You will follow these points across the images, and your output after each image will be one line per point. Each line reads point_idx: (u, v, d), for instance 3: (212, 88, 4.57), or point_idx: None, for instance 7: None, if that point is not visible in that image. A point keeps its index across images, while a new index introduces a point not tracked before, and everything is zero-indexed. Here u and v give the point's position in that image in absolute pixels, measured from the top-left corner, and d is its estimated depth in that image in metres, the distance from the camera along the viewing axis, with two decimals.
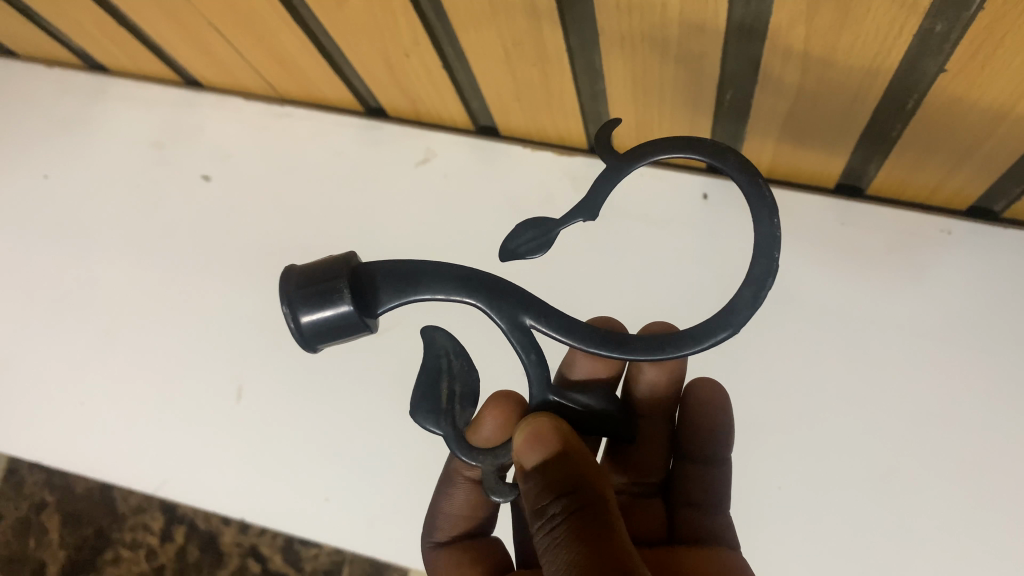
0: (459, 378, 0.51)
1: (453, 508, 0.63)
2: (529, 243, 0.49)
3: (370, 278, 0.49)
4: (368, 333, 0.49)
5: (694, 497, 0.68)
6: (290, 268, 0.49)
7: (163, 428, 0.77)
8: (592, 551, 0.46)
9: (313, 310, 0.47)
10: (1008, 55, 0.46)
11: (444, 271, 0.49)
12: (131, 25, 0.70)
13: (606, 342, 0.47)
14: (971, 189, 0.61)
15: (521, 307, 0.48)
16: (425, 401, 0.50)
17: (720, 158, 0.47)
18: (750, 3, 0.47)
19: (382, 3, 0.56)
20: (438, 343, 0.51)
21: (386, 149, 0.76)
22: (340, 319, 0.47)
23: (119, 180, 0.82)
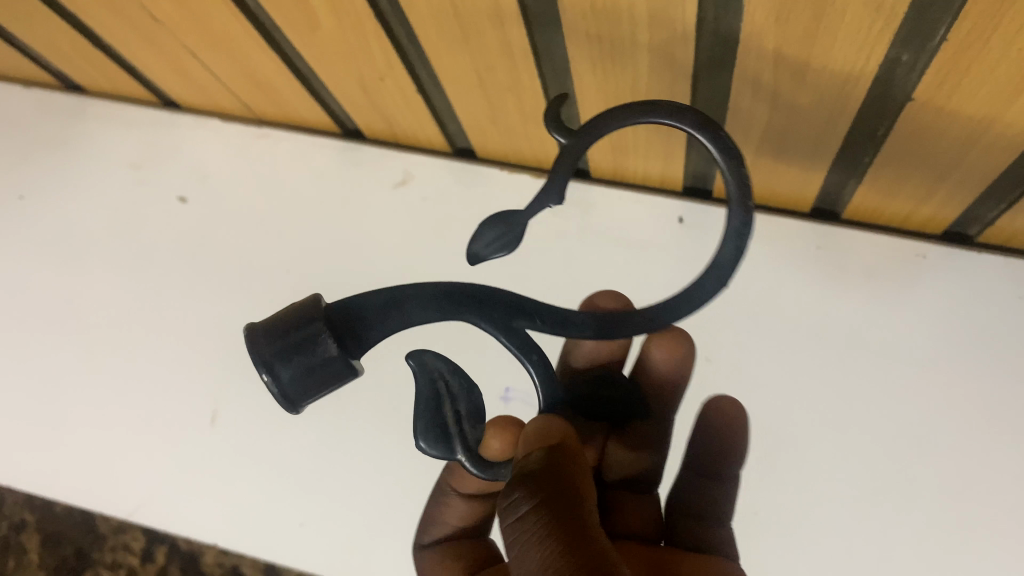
0: (461, 398, 0.46)
1: (451, 518, 0.62)
2: (493, 243, 0.45)
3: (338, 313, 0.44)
4: (355, 375, 0.44)
5: (699, 509, 0.63)
6: (252, 325, 0.44)
7: (139, 450, 0.76)
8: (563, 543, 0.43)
9: (292, 362, 0.42)
10: (974, 84, 0.46)
11: (418, 293, 0.45)
12: (108, 49, 0.70)
13: (603, 329, 0.45)
14: (945, 215, 0.61)
15: (512, 313, 0.45)
16: (427, 428, 0.46)
17: (681, 114, 0.41)
18: (719, 31, 0.48)
19: (355, 30, 0.57)
20: (431, 365, 0.46)
21: (364, 171, 0.76)
22: (325, 365, 0.42)
23: (97, 202, 0.81)
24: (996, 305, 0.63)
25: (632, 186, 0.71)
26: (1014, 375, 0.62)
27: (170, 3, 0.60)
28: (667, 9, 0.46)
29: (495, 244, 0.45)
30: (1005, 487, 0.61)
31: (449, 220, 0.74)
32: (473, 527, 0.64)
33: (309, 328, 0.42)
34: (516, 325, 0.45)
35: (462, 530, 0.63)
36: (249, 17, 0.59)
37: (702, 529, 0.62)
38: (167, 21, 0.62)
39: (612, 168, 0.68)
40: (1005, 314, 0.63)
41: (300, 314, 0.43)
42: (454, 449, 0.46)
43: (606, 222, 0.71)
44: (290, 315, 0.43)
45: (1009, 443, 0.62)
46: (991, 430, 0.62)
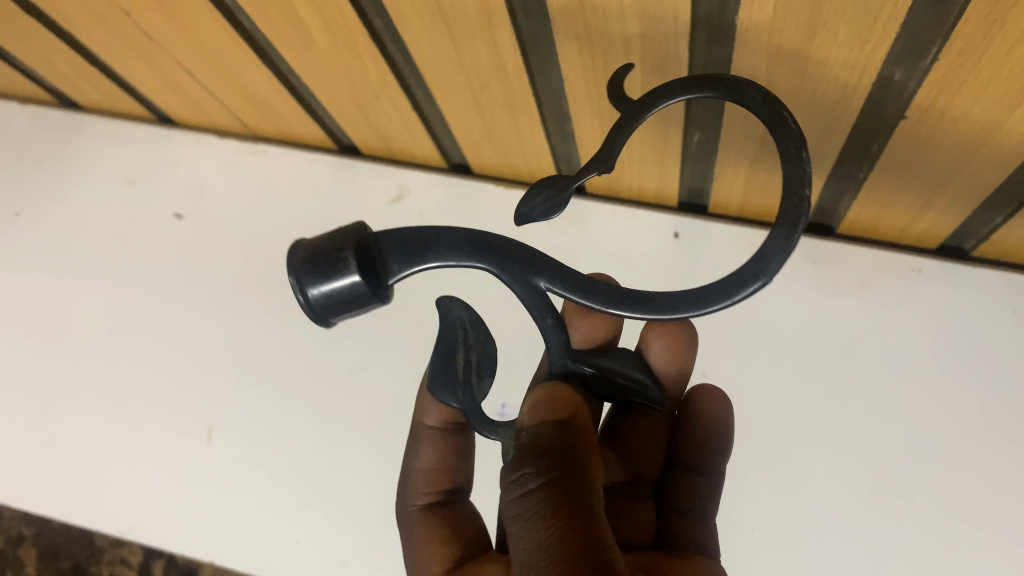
0: (476, 348, 0.50)
1: (427, 463, 0.61)
2: (542, 204, 0.44)
3: (380, 245, 0.45)
4: (383, 303, 0.45)
5: (683, 504, 0.62)
6: (296, 240, 0.46)
7: (132, 468, 0.76)
8: (566, 518, 0.44)
9: (325, 282, 0.43)
10: (965, 102, 0.46)
11: (450, 235, 0.46)
12: (103, 65, 0.70)
13: (627, 301, 0.44)
14: (940, 229, 0.61)
15: (535, 269, 0.45)
16: (442, 373, 0.49)
17: (737, 90, 0.41)
18: (712, 51, 0.48)
19: (349, 47, 0.57)
20: (454, 314, 0.49)
21: (360, 186, 0.76)
22: (352, 289, 0.44)
23: (93, 218, 0.81)
24: (990, 321, 0.63)
25: (626, 203, 0.71)
26: (1009, 392, 0.62)
27: (165, 22, 0.60)
28: (660, 29, 0.47)
29: (535, 202, 0.44)
30: (1000, 504, 0.61)
31: None
32: (454, 485, 0.62)
33: (340, 252, 0.44)
34: (537, 280, 0.45)
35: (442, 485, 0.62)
36: (245, 37, 0.59)
37: (687, 524, 0.61)
38: (163, 40, 0.63)
39: (607, 182, 0.68)
40: (999, 330, 0.63)
41: (341, 239, 0.44)
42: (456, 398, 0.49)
43: (603, 239, 0.71)
44: (324, 239, 0.44)
45: (1004, 460, 0.61)
46: (985, 446, 0.62)
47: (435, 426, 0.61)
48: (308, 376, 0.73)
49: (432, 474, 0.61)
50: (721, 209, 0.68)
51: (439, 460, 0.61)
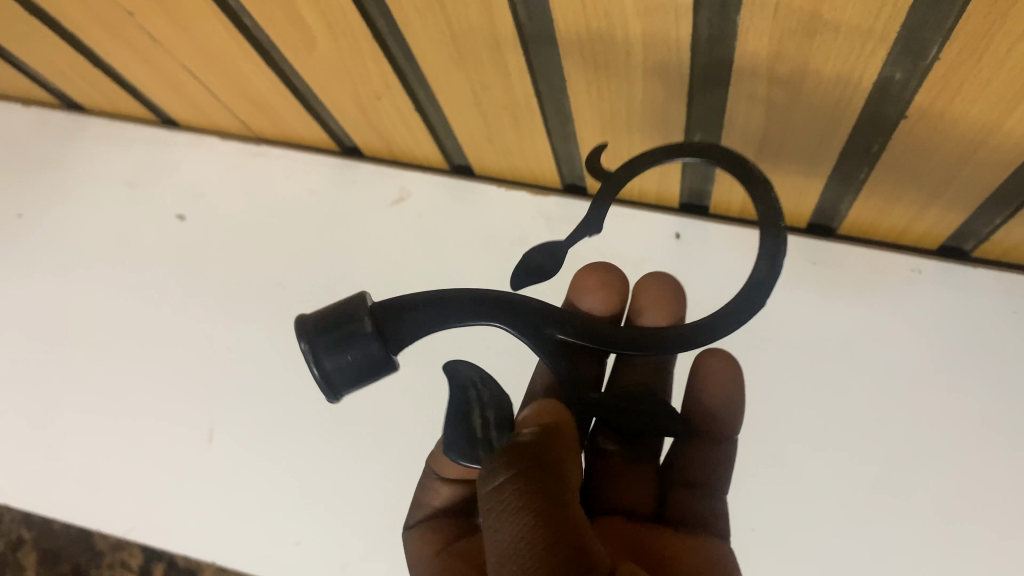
0: (491, 405, 0.47)
1: (435, 501, 0.62)
2: (535, 258, 0.49)
3: (393, 314, 0.46)
4: (394, 369, 0.46)
5: (693, 477, 0.60)
6: (299, 316, 0.45)
7: (132, 470, 0.76)
8: (540, 510, 0.43)
9: (339, 353, 0.44)
10: (965, 102, 0.46)
11: (460, 298, 0.47)
12: (106, 67, 0.71)
13: (641, 342, 0.47)
14: (941, 229, 0.61)
15: (546, 321, 0.48)
16: (457, 430, 0.47)
17: (708, 151, 0.45)
18: (712, 52, 0.48)
19: (351, 49, 0.57)
20: (465, 375, 0.47)
21: (362, 187, 0.76)
22: (367, 358, 0.44)
23: (96, 220, 0.82)
24: (991, 321, 0.63)
25: (627, 203, 0.71)
26: (1010, 392, 0.62)
27: (168, 24, 0.60)
28: (661, 29, 0.47)
29: (547, 259, 0.49)
30: (1001, 504, 0.61)
31: (445, 239, 0.74)
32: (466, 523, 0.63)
33: (354, 321, 0.44)
34: (549, 332, 0.48)
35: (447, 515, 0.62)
36: (247, 38, 0.59)
37: (692, 498, 0.59)
38: (165, 41, 0.63)
39: None
40: (999, 330, 0.63)
41: (353, 312, 0.45)
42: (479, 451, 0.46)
43: (604, 239, 0.71)
44: (334, 312, 0.45)
45: (1004, 460, 0.61)
46: (986, 447, 0.62)
47: (449, 476, 0.61)
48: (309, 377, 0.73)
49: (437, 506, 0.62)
50: (722, 209, 0.68)
51: (445, 502, 0.62)
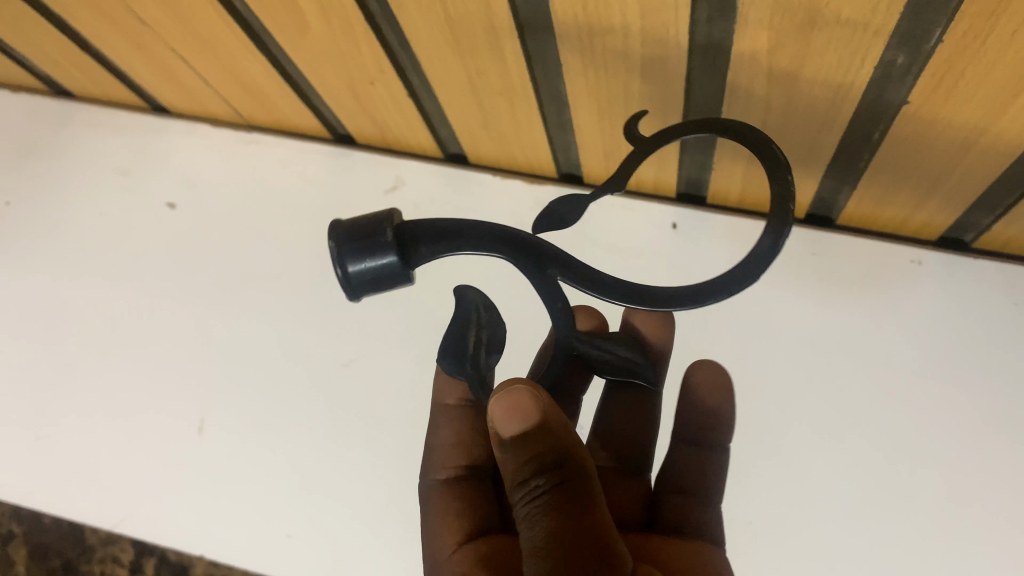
0: (488, 328, 0.48)
1: (447, 438, 0.63)
2: (567, 209, 0.48)
3: (416, 232, 0.45)
4: (410, 285, 0.45)
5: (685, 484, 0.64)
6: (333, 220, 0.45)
7: (123, 462, 0.75)
8: (579, 537, 0.46)
9: (361, 259, 0.43)
10: (970, 85, 0.45)
11: (478, 227, 0.46)
12: (95, 52, 0.69)
13: (631, 296, 0.44)
14: (942, 220, 0.60)
15: (548, 260, 0.45)
16: (452, 346, 0.48)
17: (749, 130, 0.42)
18: (712, 35, 0.47)
19: (345, 33, 0.56)
20: (470, 299, 0.48)
21: (355, 176, 0.75)
22: (388, 270, 0.44)
23: (87, 209, 0.81)
24: (992, 313, 0.62)
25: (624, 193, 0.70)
26: (1012, 385, 0.61)
27: (158, 7, 0.59)
28: (660, 12, 0.46)
29: (568, 210, 0.48)
30: (1002, 499, 0.60)
31: None
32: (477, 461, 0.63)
33: (381, 232, 0.44)
34: (548, 271, 0.45)
35: (469, 453, 0.62)
36: (238, 21, 0.58)
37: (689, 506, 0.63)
38: (155, 25, 0.62)
39: (604, 173, 0.67)
40: (1001, 322, 0.62)
41: (380, 222, 0.44)
42: (469, 366, 0.48)
43: (602, 231, 0.71)
44: (364, 221, 0.44)
45: (1005, 454, 0.61)
46: (986, 441, 0.61)
47: (451, 402, 0.63)
48: (302, 367, 0.73)
49: (452, 449, 0.63)
50: (720, 200, 0.67)
51: (456, 436, 0.62)
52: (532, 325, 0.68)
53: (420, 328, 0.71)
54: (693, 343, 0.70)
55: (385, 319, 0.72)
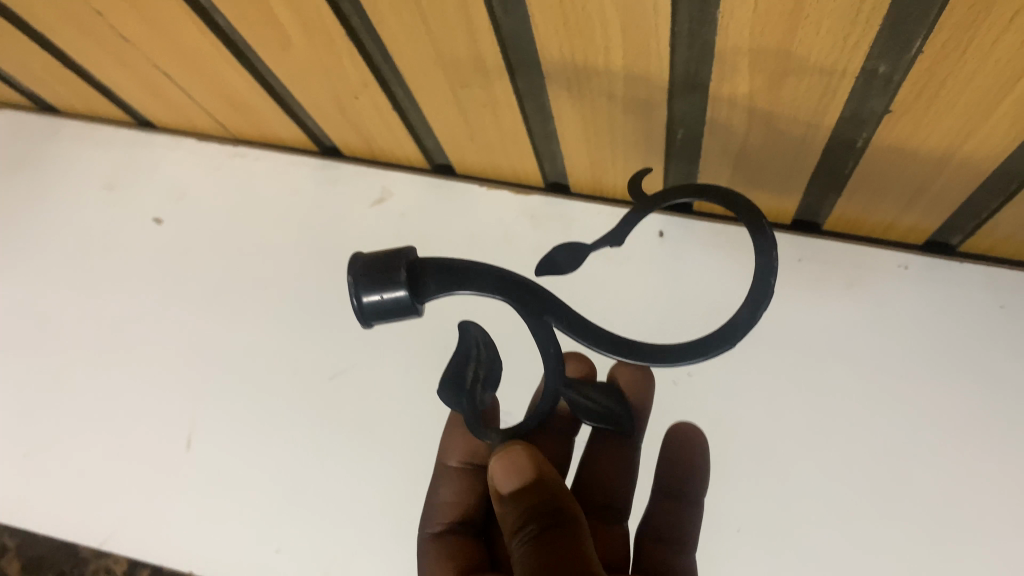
0: (486, 365, 0.47)
1: (446, 496, 0.62)
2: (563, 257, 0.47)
3: (429, 268, 0.45)
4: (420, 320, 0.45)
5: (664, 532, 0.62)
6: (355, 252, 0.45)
7: (112, 479, 0.74)
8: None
9: (378, 290, 0.43)
10: (950, 95, 0.45)
11: (481, 268, 0.45)
12: (79, 68, 0.69)
13: (618, 346, 0.44)
14: (927, 224, 0.60)
15: (545, 308, 0.45)
16: (449, 379, 0.46)
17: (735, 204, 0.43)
18: (693, 46, 0.47)
19: (327, 47, 0.56)
20: (472, 335, 0.47)
21: (342, 189, 0.76)
22: (400, 304, 0.44)
23: (73, 224, 0.80)
24: (977, 316, 0.63)
25: (609, 202, 0.69)
26: (998, 387, 0.61)
27: (139, 23, 0.59)
28: (640, 26, 0.46)
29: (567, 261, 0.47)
30: (991, 502, 0.60)
31: (429, 240, 0.73)
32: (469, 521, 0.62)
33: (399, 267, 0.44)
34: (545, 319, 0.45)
35: (460, 514, 0.61)
36: (221, 37, 0.58)
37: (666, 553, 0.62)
38: (137, 40, 0.61)
39: (590, 180, 0.67)
40: (987, 325, 0.62)
41: (399, 257, 0.44)
42: (469, 399, 0.46)
43: (586, 239, 0.70)
44: (386, 255, 0.44)
45: (993, 457, 0.61)
46: (974, 444, 0.61)
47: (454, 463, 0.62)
48: (291, 380, 0.73)
49: (449, 507, 0.62)
50: (707, 207, 0.67)
51: (456, 495, 0.61)
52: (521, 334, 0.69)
53: (409, 338, 0.72)
54: None
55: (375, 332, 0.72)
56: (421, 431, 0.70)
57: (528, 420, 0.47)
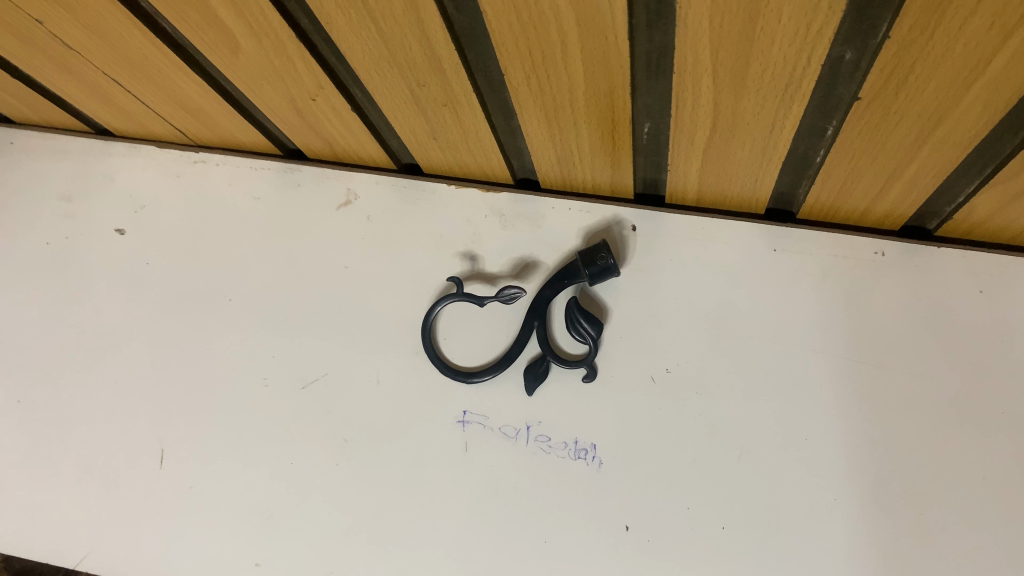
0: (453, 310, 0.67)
1: None
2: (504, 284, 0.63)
3: None
4: None
5: None
6: None
7: (77, 500, 0.72)
8: None
9: None
10: (919, 81, 0.44)
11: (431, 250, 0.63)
12: (29, 79, 0.68)
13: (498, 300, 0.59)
14: (902, 209, 0.59)
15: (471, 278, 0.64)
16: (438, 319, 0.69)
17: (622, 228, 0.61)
18: (654, 38, 0.46)
19: (277, 50, 0.54)
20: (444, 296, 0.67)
21: (308, 194, 0.75)
22: None
23: (34, 240, 0.79)
24: (958, 302, 0.62)
25: (580, 196, 0.69)
26: (981, 374, 0.60)
27: (81, 31, 0.57)
28: (596, 20, 0.44)
29: (611, 258, 0.64)
30: (985, 495, 0.57)
31: (395, 240, 0.72)
32: None
33: None
34: (532, 323, 0.66)
35: None
36: (169, 43, 0.56)
37: None
38: (82, 49, 0.59)
39: (559, 177, 0.67)
40: (966, 309, 0.61)
41: None
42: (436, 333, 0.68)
43: (556, 234, 0.69)
44: None
45: (985, 447, 0.58)
46: (966, 434, 0.59)
47: None
48: (261, 389, 0.70)
49: None
50: (678, 200, 0.67)
51: None
52: (502, 322, 0.68)
53: (380, 341, 0.70)
54: (654, 349, 0.65)
55: (345, 337, 0.70)
56: (395, 438, 0.67)
57: (509, 351, 0.66)
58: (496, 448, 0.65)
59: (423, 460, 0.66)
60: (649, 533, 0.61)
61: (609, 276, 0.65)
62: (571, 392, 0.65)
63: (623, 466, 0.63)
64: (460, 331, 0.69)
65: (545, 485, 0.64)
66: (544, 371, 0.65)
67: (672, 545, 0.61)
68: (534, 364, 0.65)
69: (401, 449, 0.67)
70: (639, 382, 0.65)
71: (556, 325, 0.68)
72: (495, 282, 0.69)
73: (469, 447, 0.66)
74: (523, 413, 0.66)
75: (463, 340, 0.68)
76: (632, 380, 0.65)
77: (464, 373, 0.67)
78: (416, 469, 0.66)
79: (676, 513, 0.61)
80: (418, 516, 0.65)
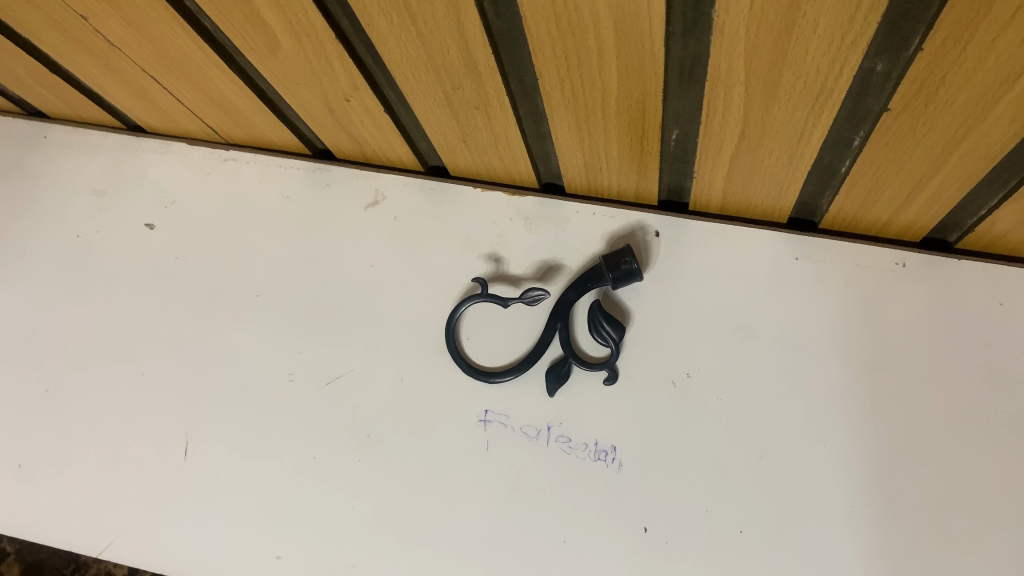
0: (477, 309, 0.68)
1: None
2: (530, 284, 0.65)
3: None
4: None
5: None
6: None
7: (103, 488, 0.73)
8: None
9: None
10: (949, 93, 0.44)
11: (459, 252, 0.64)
12: (68, 74, 0.69)
13: None
14: (924, 221, 0.60)
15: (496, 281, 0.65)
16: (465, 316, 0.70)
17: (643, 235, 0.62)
18: (688, 46, 0.47)
19: (316, 50, 0.55)
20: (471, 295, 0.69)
21: (336, 193, 0.76)
22: None
23: (66, 232, 0.80)
24: (977, 314, 0.62)
25: (604, 201, 0.70)
26: (999, 385, 0.61)
27: (124, 28, 0.58)
28: (634, 27, 0.45)
29: (635, 263, 0.65)
30: (1000, 505, 0.58)
31: (421, 240, 0.73)
32: None
33: None
34: (555, 325, 0.67)
35: None
36: (210, 42, 0.58)
37: None
38: (123, 45, 0.61)
39: (584, 182, 0.68)
40: (985, 321, 0.62)
41: None
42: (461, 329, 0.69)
43: (580, 239, 0.70)
44: None
45: (1003, 457, 0.59)
46: (984, 444, 0.60)
47: None
48: (286, 384, 0.71)
49: None
50: (701, 208, 0.69)
51: None
52: (525, 324, 0.69)
53: (405, 340, 0.71)
54: (675, 353, 0.66)
55: (369, 334, 0.71)
56: (419, 435, 0.68)
57: (532, 350, 0.67)
58: (518, 448, 0.66)
59: (446, 457, 0.67)
60: (669, 534, 0.62)
61: (633, 280, 0.65)
62: (594, 393, 0.66)
63: (642, 468, 0.64)
64: (484, 331, 0.70)
65: (565, 485, 0.64)
66: (567, 372, 0.66)
67: (692, 547, 0.61)
68: (556, 365, 0.66)
69: (423, 445, 0.67)
70: (660, 386, 0.65)
71: (579, 328, 0.68)
72: (519, 285, 0.70)
73: (491, 446, 0.66)
74: (545, 414, 0.67)
75: (486, 341, 0.69)
76: (653, 383, 0.66)
77: (487, 372, 0.68)
78: (439, 466, 0.67)
79: (696, 515, 0.62)
80: (440, 513, 0.66)
